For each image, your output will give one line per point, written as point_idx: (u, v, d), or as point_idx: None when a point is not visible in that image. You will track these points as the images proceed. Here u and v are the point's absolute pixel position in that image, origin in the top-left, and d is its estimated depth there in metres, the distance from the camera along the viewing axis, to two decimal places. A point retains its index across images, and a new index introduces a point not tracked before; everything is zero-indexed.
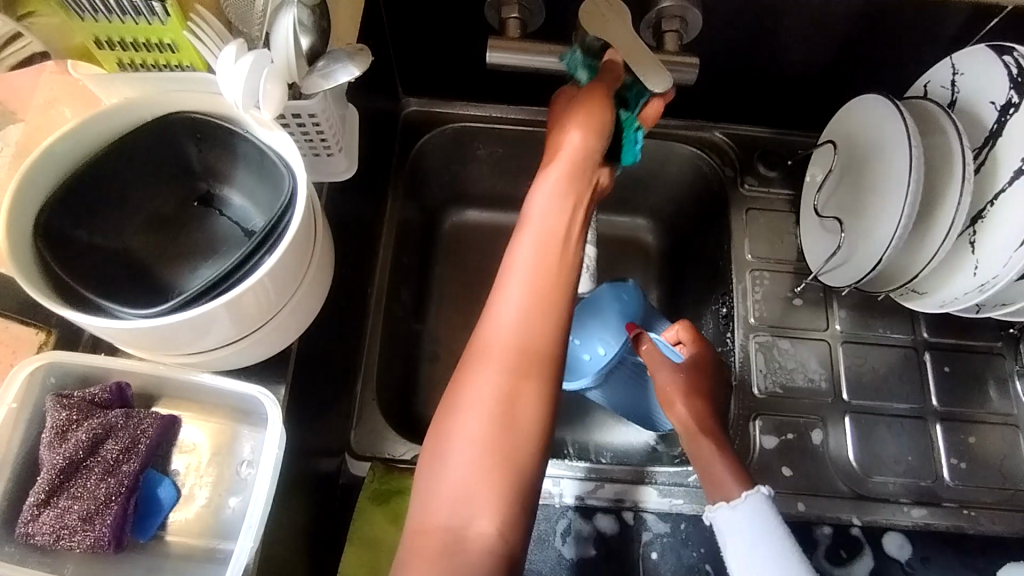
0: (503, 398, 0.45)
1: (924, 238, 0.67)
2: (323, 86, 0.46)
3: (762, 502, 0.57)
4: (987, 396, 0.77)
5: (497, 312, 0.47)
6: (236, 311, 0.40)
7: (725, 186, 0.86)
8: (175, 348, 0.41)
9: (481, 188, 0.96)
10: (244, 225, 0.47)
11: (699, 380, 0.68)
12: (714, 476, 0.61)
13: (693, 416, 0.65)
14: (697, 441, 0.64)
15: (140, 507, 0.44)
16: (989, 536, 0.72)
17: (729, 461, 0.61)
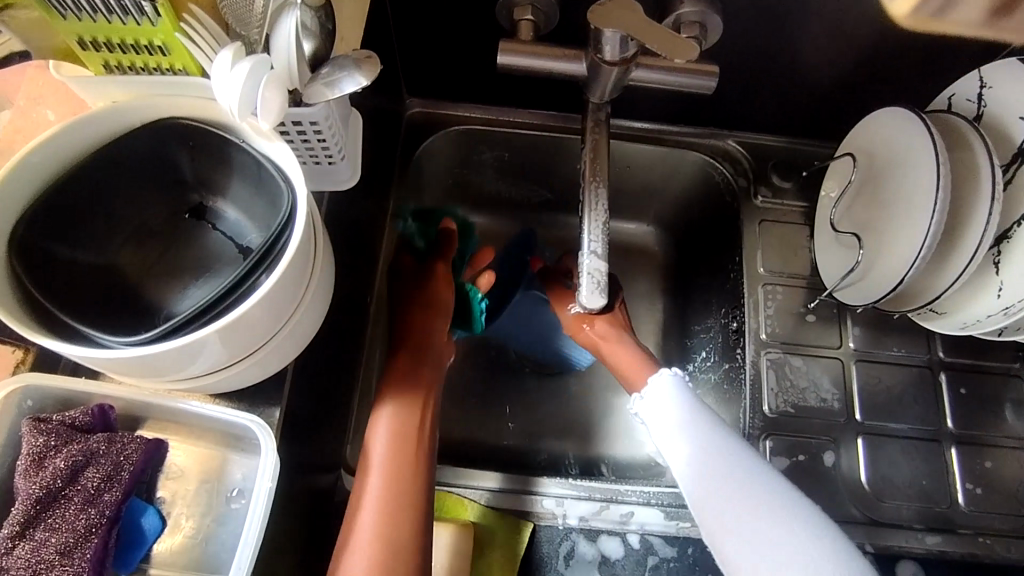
0: (376, 538, 0.55)
1: (948, 258, 0.64)
2: (327, 95, 0.43)
3: (676, 375, 0.67)
4: (1004, 418, 0.75)
5: (364, 482, 0.59)
6: (231, 336, 0.37)
7: (737, 197, 0.83)
8: (162, 375, 0.38)
9: (486, 192, 0.93)
10: (236, 240, 0.45)
11: (602, 292, 0.78)
12: (633, 370, 0.73)
13: (603, 326, 0.76)
14: (606, 341, 0.75)
15: (123, 538, 0.41)
16: (1005, 565, 0.70)
17: (640, 356, 0.73)
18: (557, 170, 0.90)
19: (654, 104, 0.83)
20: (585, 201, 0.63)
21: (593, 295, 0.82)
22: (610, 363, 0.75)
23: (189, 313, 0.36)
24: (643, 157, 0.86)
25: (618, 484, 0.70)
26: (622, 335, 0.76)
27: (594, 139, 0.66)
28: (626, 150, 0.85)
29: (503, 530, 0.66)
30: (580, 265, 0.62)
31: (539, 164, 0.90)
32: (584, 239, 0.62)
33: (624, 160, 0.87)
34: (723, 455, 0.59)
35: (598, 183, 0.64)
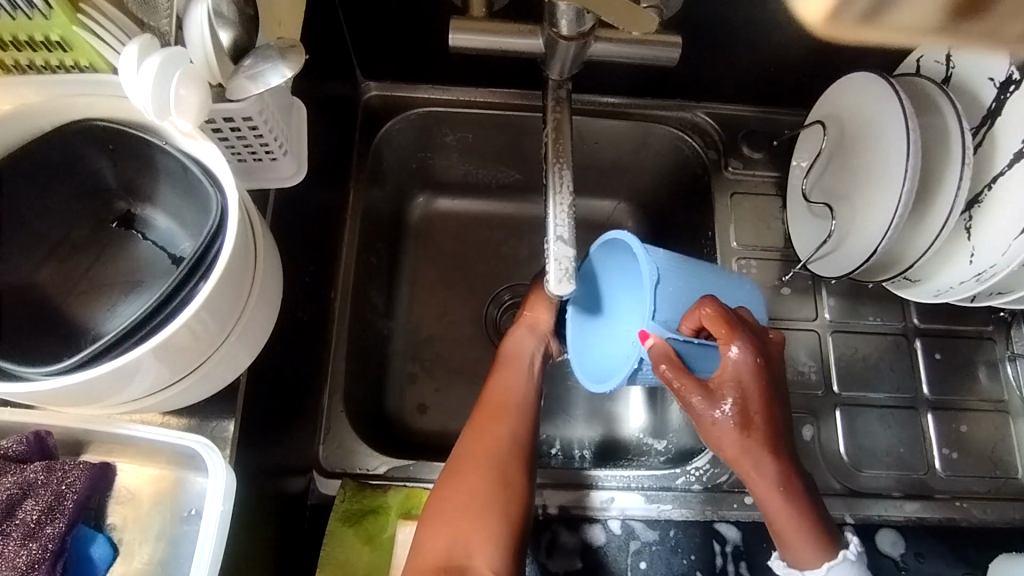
0: (500, 443, 0.61)
1: (919, 227, 0.63)
2: (251, 89, 0.40)
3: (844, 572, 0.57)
4: (977, 382, 0.75)
5: (493, 400, 0.65)
6: (167, 354, 0.34)
7: (707, 170, 0.82)
8: (94, 403, 0.35)
9: (452, 176, 0.90)
10: (169, 251, 0.44)
11: (738, 399, 0.53)
12: (787, 530, 0.56)
13: (743, 449, 0.54)
14: (748, 471, 0.55)
15: (71, 568, 0.39)
16: (983, 527, 0.70)
17: (799, 508, 0.56)
18: (523, 149, 0.87)
19: (619, 78, 0.80)
20: (550, 183, 0.61)
21: (736, 400, 0.53)
22: (751, 491, 0.57)
23: (118, 333, 0.33)
24: (610, 133, 0.84)
25: (597, 470, 0.69)
26: (777, 482, 0.55)
27: (556, 118, 0.64)
28: (593, 126, 0.83)
29: None
30: (547, 253, 0.59)
31: (504, 145, 0.87)
32: (550, 223, 0.60)
33: (590, 137, 0.84)
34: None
35: (562, 164, 0.62)
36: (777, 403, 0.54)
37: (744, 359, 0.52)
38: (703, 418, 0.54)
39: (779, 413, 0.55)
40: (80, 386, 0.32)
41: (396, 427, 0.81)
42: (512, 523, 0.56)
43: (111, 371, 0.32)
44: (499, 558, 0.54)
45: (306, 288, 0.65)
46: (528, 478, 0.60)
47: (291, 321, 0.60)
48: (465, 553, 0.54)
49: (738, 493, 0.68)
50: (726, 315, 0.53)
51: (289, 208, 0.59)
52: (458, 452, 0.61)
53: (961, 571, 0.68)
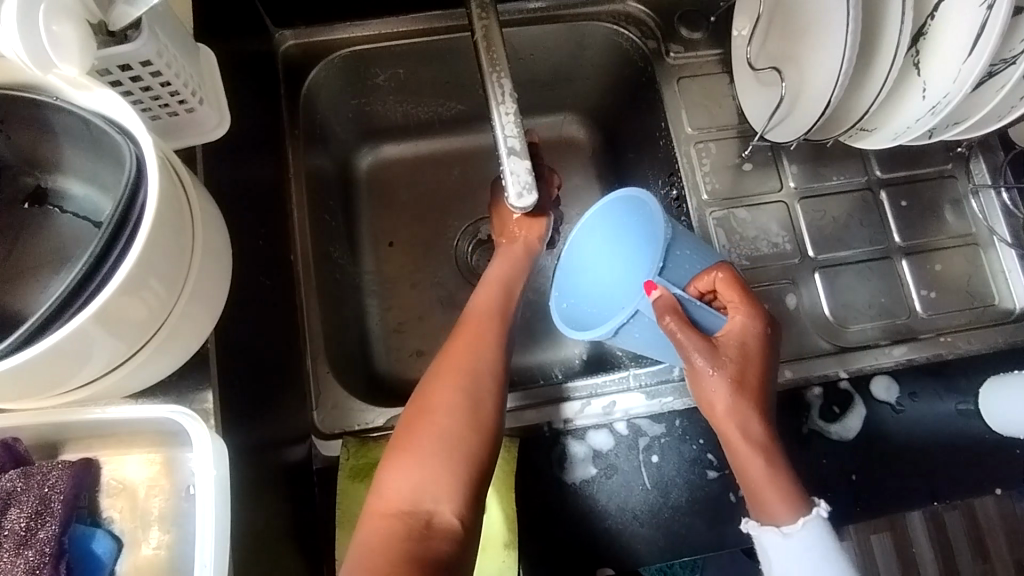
0: (467, 371, 0.58)
1: (869, 70, 0.62)
2: (133, 13, 0.37)
3: (821, 529, 0.52)
4: (945, 221, 0.76)
5: (467, 334, 0.62)
6: (113, 324, 0.32)
7: (649, 61, 0.80)
8: (48, 389, 0.33)
9: (393, 118, 0.87)
10: (91, 217, 0.40)
11: (734, 358, 0.53)
12: (767, 493, 0.53)
13: (739, 405, 0.53)
14: (741, 424, 0.53)
15: (78, 568, 0.38)
16: (970, 356, 0.72)
17: (789, 474, 0.53)
18: (457, 75, 0.83)
19: None
20: (490, 93, 0.58)
21: (735, 352, 0.53)
22: (735, 454, 0.54)
23: (51, 307, 0.31)
24: (545, 40, 0.81)
25: (596, 377, 0.69)
26: (760, 447, 0.54)
27: (484, 26, 0.60)
28: (525, 36, 0.80)
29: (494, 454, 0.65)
30: (503, 168, 0.57)
31: (438, 75, 0.83)
32: (499, 136, 0.57)
33: (525, 48, 0.81)
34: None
35: (500, 72, 0.59)
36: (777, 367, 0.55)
37: (754, 322, 0.54)
38: (702, 376, 0.53)
39: (772, 382, 0.55)
40: (25, 368, 0.30)
41: (389, 378, 0.81)
42: (477, 459, 0.53)
43: (55, 347, 0.30)
44: (459, 504, 0.51)
45: (263, 253, 0.62)
46: (500, 402, 0.57)
47: (255, 288, 0.58)
48: (431, 499, 0.51)
49: None
50: (738, 278, 0.55)
51: (226, 171, 0.56)
52: (429, 384, 0.58)
53: (954, 403, 0.70)
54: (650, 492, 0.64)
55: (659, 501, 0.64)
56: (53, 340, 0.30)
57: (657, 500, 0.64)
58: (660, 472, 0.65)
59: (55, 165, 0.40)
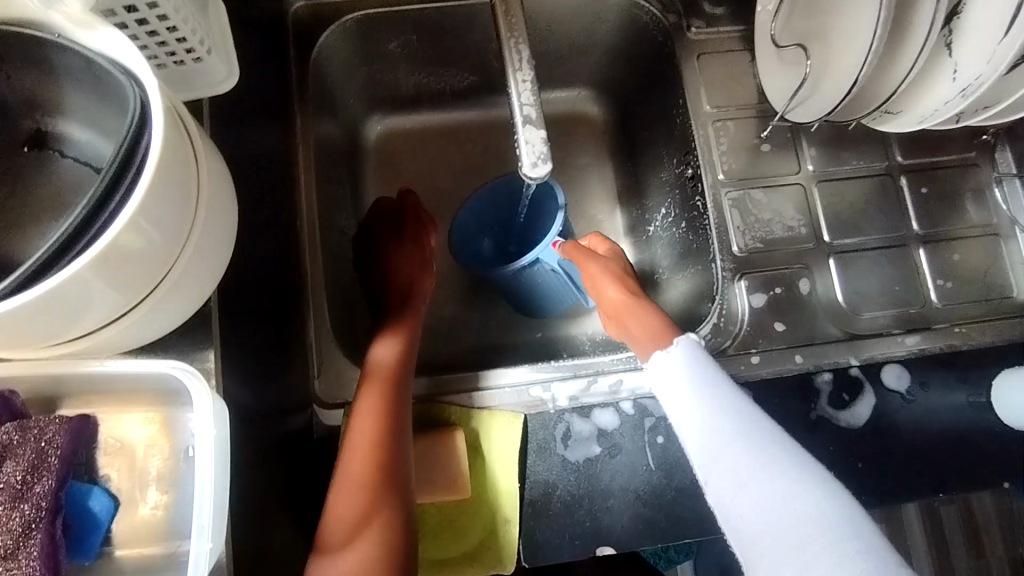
0: (373, 456, 0.59)
1: (898, 48, 0.60)
2: None
3: (693, 342, 0.59)
4: (966, 210, 0.74)
5: (368, 403, 0.61)
6: (113, 274, 0.31)
7: (669, 35, 0.78)
8: (45, 339, 0.32)
9: (404, 87, 0.85)
10: (93, 163, 0.39)
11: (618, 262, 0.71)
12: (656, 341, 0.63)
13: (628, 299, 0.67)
14: (635, 307, 0.66)
15: (73, 525, 0.37)
16: (984, 349, 0.70)
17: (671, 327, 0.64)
18: (471, 44, 0.81)
19: None
20: (508, 60, 0.57)
21: (614, 260, 0.71)
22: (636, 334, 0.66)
23: (48, 252, 0.29)
24: (564, 11, 0.78)
25: (602, 356, 0.68)
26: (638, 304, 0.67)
27: None
28: (544, 6, 0.77)
29: (498, 428, 0.64)
30: (517, 137, 0.55)
31: (452, 43, 0.81)
32: (515, 103, 0.55)
33: (542, 18, 0.79)
34: (790, 459, 0.49)
35: (518, 37, 0.57)
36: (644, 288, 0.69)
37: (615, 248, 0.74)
38: (598, 277, 0.68)
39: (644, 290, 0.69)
40: (21, 313, 0.29)
41: None
42: (395, 538, 0.57)
43: (52, 294, 0.29)
44: None
45: (269, 217, 0.61)
46: (408, 474, 0.60)
47: (260, 251, 0.57)
48: None
49: (744, 355, 0.69)
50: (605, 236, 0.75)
51: (232, 131, 0.54)
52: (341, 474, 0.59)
53: (965, 395, 0.69)
54: (653, 473, 0.64)
55: (663, 483, 0.64)
56: (49, 284, 0.28)
57: (660, 482, 0.64)
58: (665, 454, 0.64)
59: (56, 108, 0.39)
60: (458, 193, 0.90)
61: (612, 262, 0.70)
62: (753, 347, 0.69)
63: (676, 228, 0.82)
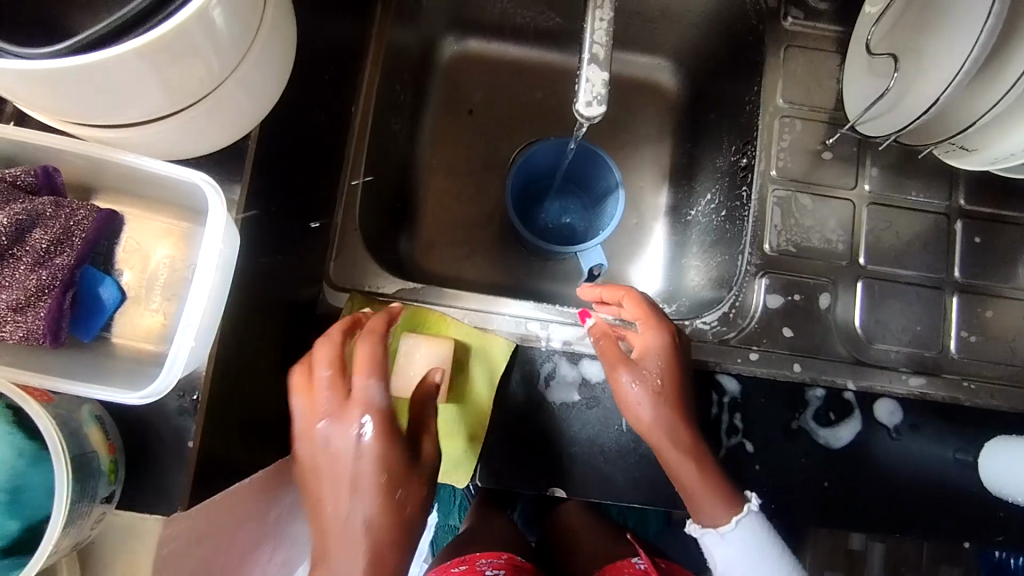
0: None
1: (991, 79, 0.58)
2: None
3: (754, 521, 0.57)
4: (1015, 272, 0.72)
5: None
6: (162, 64, 0.32)
7: (763, 20, 0.76)
8: (81, 114, 0.34)
9: (488, 12, 0.86)
10: None
11: (658, 362, 0.60)
12: (698, 497, 0.58)
13: (667, 427, 0.59)
14: (667, 448, 0.59)
15: (80, 304, 0.40)
16: (987, 410, 0.69)
17: (711, 472, 0.59)
18: None
19: None
20: None
21: (652, 364, 0.60)
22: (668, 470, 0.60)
23: (110, 26, 0.31)
24: None
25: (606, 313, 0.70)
26: (681, 445, 0.59)
27: None
28: None
29: (487, 350, 0.66)
30: (579, 74, 0.55)
31: None
32: (586, 39, 0.55)
33: None
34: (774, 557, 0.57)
35: None
36: (680, 391, 0.61)
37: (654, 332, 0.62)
38: (633, 398, 0.60)
39: (686, 393, 0.61)
40: (58, 78, 0.30)
41: (407, 262, 0.82)
42: None
43: (105, 65, 0.30)
44: None
45: (327, 94, 0.63)
46: None
47: (309, 123, 0.59)
48: None
49: (743, 350, 0.69)
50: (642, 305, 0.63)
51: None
52: None
53: (953, 448, 0.68)
54: (623, 435, 0.65)
55: (629, 447, 0.65)
56: (86, 60, 0.30)
57: (627, 444, 0.65)
58: None
59: None
60: (515, 129, 0.90)
61: (647, 364, 0.61)
62: (755, 345, 0.69)
63: (714, 217, 0.81)
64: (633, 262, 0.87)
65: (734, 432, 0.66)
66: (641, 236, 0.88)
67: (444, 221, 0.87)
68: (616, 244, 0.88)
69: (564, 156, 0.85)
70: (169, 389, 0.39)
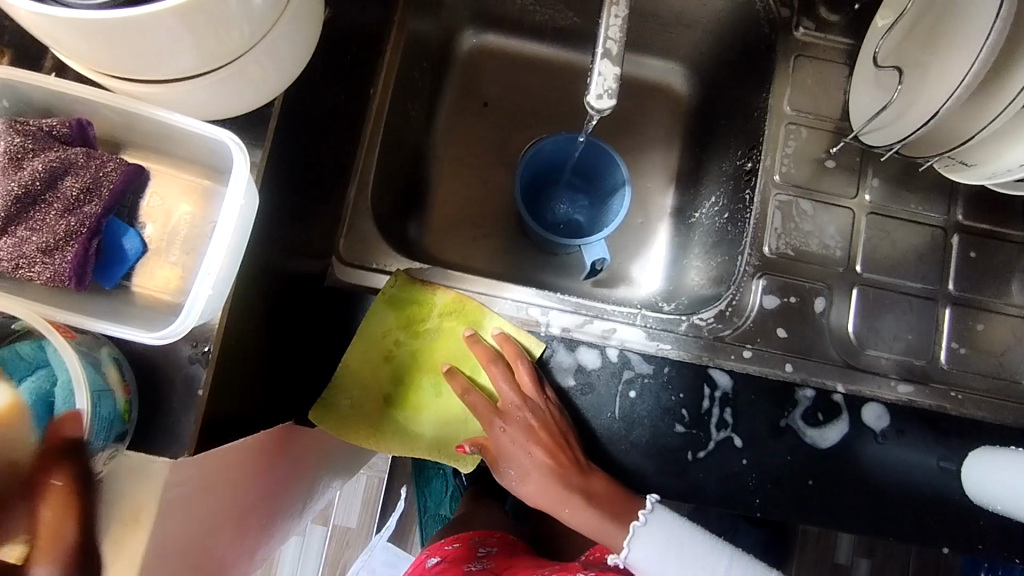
0: None
1: (991, 95, 0.59)
2: None
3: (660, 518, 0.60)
4: (1008, 288, 0.73)
5: None
6: (199, 23, 0.34)
7: (775, 29, 0.78)
8: (117, 66, 0.36)
9: (507, 8, 0.88)
10: None
11: (519, 438, 0.67)
12: (608, 537, 0.66)
13: (552, 494, 0.67)
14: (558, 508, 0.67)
15: (104, 252, 0.42)
16: (973, 421, 0.71)
17: (602, 515, 0.65)
18: None
19: None
20: None
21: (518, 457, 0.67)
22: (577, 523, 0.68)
23: None
24: None
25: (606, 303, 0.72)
26: (572, 506, 0.66)
27: None
28: None
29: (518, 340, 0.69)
30: (591, 69, 0.57)
31: None
32: (601, 34, 0.57)
33: None
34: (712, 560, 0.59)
35: None
36: (552, 458, 0.66)
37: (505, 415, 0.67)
38: (521, 484, 0.68)
39: (561, 455, 0.66)
40: (102, 28, 0.32)
41: (415, 246, 0.84)
42: None
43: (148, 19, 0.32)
44: None
45: (347, 74, 0.65)
46: None
47: (328, 101, 0.61)
48: None
49: (737, 347, 0.71)
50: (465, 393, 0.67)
51: None
52: None
53: (937, 456, 0.69)
54: (615, 421, 0.67)
55: (620, 433, 0.67)
56: (130, 13, 0.32)
57: (618, 431, 0.67)
58: (631, 408, 0.67)
59: None
60: (527, 123, 0.92)
61: (513, 443, 0.67)
62: (749, 343, 0.71)
63: (716, 219, 0.82)
64: (635, 260, 0.89)
65: (723, 425, 0.68)
66: (644, 235, 0.90)
67: (454, 209, 0.89)
68: (620, 241, 0.90)
69: (574, 150, 0.86)
70: (184, 334, 0.41)
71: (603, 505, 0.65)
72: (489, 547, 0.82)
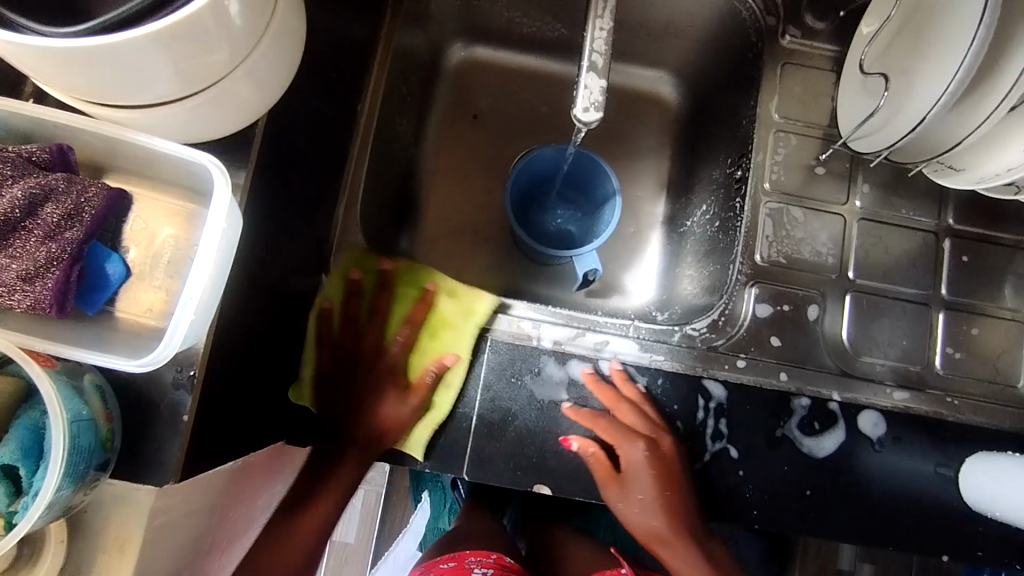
0: None
1: (977, 100, 0.59)
2: None
3: None
4: (1001, 292, 0.73)
5: None
6: (179, 46, 0.34)
7: (761, 37, 0.78)
8: (96, 91, 0.36)
9: (494, 21, 0.88)
10: None
11: (657, 475, 0.66)
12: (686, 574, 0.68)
13: (661, 534, 0.67)
14: (666, 551, 0.67)
15: (86, 277, 0.42)
16: (969, 426, 0.70)
17: (699, 556, 0.67)
18: None
19: None
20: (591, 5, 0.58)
21: (639, 492, 0.66)
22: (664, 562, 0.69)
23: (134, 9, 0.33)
24: None
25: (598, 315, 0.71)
26: (666, 543, 0.67)
27: None
28: None
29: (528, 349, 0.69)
30: (578, 81, 0.57)
31: None
32: (586, 46, 0.57)
33: None
34: None
35: None
36: (678, 501, 0.66)
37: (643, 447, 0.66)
38: (631, 514, 0.67)
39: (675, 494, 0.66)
40: (82, 55, 0.32)
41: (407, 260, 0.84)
42: None
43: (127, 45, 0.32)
44: None
45: (333, 90, 0.64)
46: None
47: (315, 118, 0.61)
48: None
49: (731, 356, 0.70)
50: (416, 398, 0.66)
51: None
52: None
53: (934, 463, 0.69)
54: None
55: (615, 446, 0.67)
56: (109, 39, 0.31)
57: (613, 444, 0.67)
58: None
59: None
60: (516, 135, 0.92)
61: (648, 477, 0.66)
62: (743, 352, 0.70)
63: (708, 228, 0.82)
64: (628, 270, 0.89)
65: (719, 437, 0.68)
66: (637, 244, 0.90)
67: (445, 222, 0.89)
68: (612, 251, 0.89)
69: (564, 161, 0.86)
70: (166, 359, 0.40)
71: (699, 548, 0.67)
72: (485, 568, 0.80)
